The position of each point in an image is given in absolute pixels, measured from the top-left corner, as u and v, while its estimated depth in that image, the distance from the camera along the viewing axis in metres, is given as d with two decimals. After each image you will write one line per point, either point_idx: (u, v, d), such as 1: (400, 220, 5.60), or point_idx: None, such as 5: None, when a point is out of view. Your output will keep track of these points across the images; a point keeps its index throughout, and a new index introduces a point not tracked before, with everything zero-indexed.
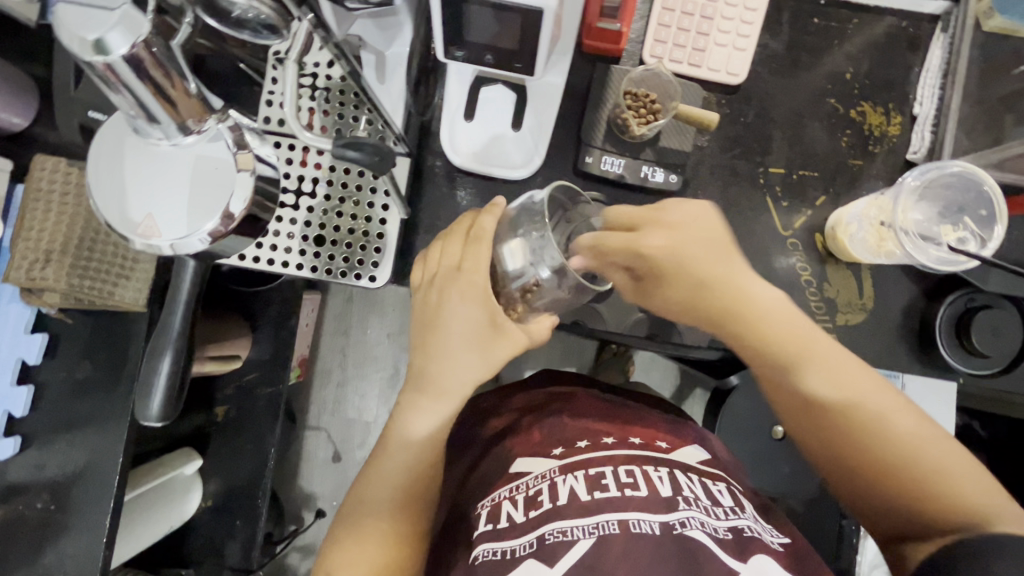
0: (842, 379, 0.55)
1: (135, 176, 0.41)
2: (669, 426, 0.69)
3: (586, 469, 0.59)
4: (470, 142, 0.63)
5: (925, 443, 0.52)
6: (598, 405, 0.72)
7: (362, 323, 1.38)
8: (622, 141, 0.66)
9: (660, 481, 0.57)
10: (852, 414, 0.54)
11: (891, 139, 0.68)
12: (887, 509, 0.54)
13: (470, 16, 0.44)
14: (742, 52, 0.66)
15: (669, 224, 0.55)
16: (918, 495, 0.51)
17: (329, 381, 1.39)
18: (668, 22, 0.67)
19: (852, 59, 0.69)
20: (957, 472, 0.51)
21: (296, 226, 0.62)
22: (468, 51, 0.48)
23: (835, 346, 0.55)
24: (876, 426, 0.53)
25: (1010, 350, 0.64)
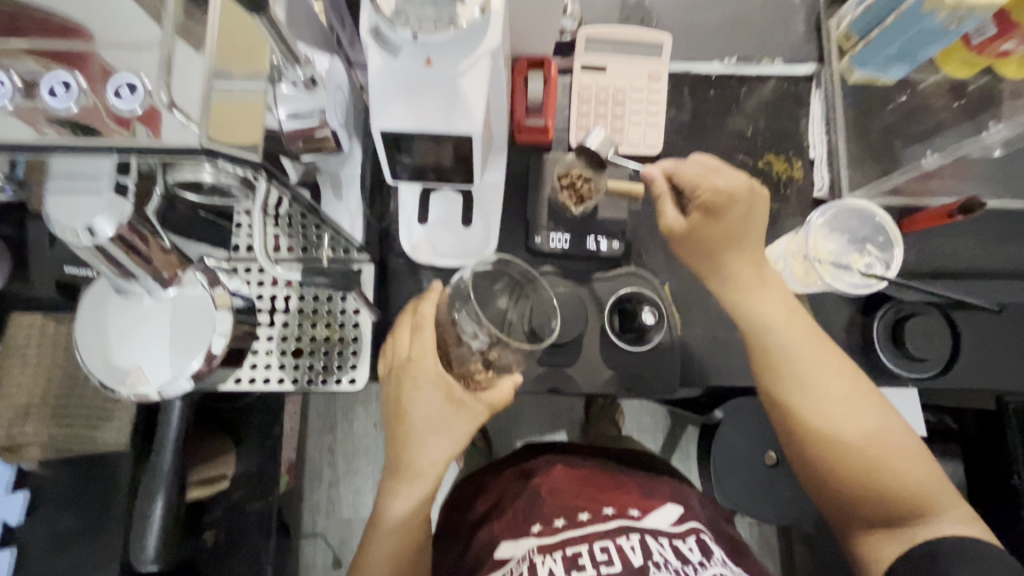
0: (833, 364, 0.62)
1: (123, 333, 0.45)
2: (642, 489, 0.75)
3: (563, 549, 0.64)
4: (427, 240, 0.69)
5: (892, 428, 0.62)
6: (574, 474, 0.77)
7: (348, 417, 1.38)
8: (564, 219, 0.73)
9: (633, 551, 0.63)
10: (842, 395, 0.62)
11: (798, 181, 0.77)
12: (866, 492, 0.61)
13: (409, 145, 0.50)
14: (655, 127, 0.76)
15: (718, 187, 0.62)
16: (889, 475, 0.60)
17: (320, 483, 1.36)
18: (587, 111, 0.76)
19: (749, 119, 0.79)
20: (913, 456, 0.61)
21: (273, 341, 0.66)
22: (413, 172, 0.54)
23: (831, 363, 0.63)
24: (858, 406, 0.62)
25: (942, 353, 0.70)
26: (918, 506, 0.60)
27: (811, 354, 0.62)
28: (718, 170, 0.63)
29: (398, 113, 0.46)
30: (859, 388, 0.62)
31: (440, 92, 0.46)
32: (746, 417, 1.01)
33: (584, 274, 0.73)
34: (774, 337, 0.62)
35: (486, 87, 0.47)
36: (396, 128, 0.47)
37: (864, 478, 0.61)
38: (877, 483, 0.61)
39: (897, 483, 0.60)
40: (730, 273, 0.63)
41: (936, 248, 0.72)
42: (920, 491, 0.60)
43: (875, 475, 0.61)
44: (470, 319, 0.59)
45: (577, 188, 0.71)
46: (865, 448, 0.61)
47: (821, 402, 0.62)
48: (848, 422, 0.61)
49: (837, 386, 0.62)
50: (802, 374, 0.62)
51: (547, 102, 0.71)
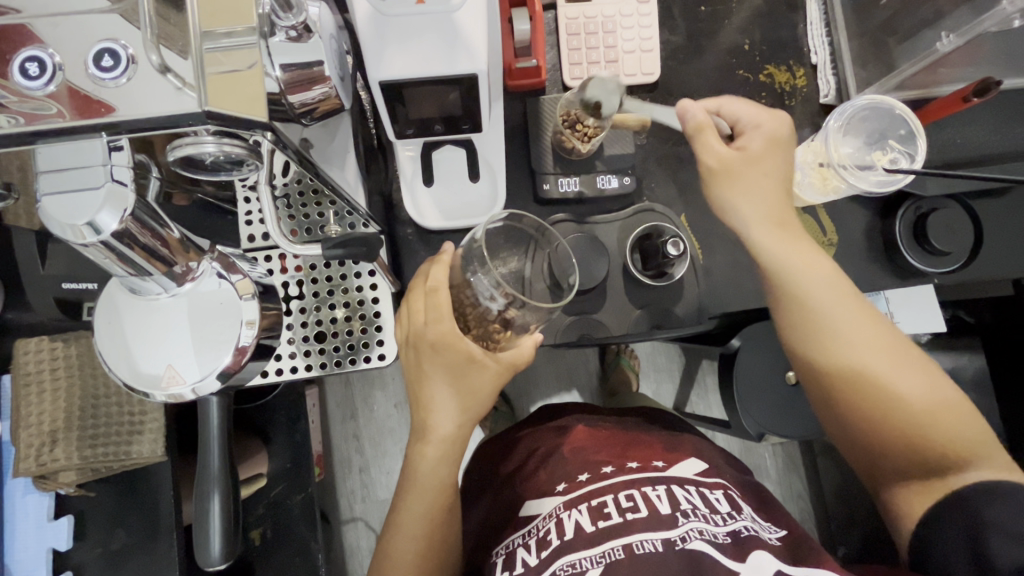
0: (867, 317, 0.60)
1: (142, 333, 0.42)
2: (666, 444, 0.76)
3: (589, 500, 0.65)
4: (435, 203, 0.68)
5: (933, 380, 0.59)
6: (598, 434, 0.77)
7: (367, 401, 1.38)
8: (570, 162, 0.70)
9: (659, 500, 0.63)
10: (879, 346, 0.60)
11: (802, 90, 0.75)
12: (908, 446, 0.59)
13: (410, 96, 0.47)
14: (650, 53, 0.72)
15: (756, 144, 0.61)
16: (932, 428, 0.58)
17: (352, 469, 1.37)
18: (578, 45, 0.72)
19: (744, 32, 0.76)
20: (954, 407, 0.59)
21: (294, 330, 0.63)
22: (416, 126, 0.51)
23: (860, 311, 0.60)
24: (897, 358, 0.60)
25: (966, 245, 0.70)
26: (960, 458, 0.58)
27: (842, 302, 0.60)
28: (757, 116, 0.62)
29: (397, 61, 0.43)
30: (890, 342, 0.60)
31: (436, 32, 0.42)
32: (764, 341, 1.01)
33: (598, 215, 0.72)
34: (805, 285, 0.61)
35: (485, 21, 0.43)
36: (396, 79, 0.43)
37: (904, 432, 0.59)
38: (919, 434, 0.58)
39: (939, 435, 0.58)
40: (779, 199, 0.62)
41: (950, 139, 0.71)
42: (958, 444, 0.58)
43: (901, 427, 0.59)
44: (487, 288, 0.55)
45: (581, 128, 0.66)
46: (906, 401, 0.58)
47: (854, 345, 0.60)
48: (881, 368, 0.59)
49: (872, 337, 0.60)
50: (834, 324, 0.60)
51: (536, 39, 0.68)
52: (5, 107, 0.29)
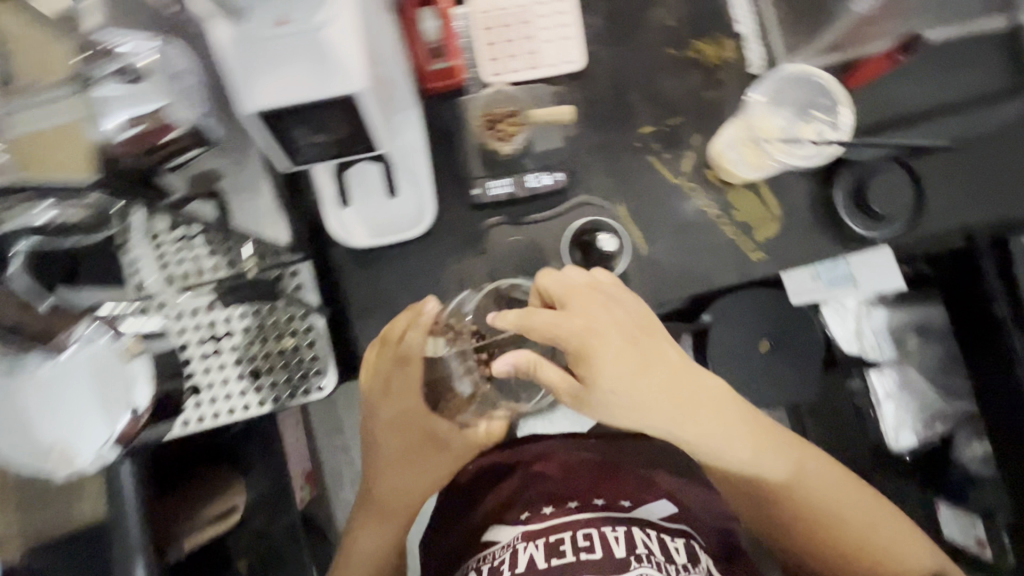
0: (761, 437, 0.62)
1: (27, 412, 0.40)
2: (638, 479, 0.73)
3: (545, 537, 0.62)
4: (361, 221, 0.65)
5: (827, 475, 0.64)
6: (573, 463, 0.74)
7: (353, 414, 1.36)
8: (498, 164, 0.68)
9: (616, 542, 0.61)
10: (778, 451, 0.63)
11: (732, 62, 0.72)
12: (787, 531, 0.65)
13: (290, 126, 0.43)
14: (569, 41, 0.69)
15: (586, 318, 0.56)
16: (820, 529, 0.63)
17: (344, 483, 1.36)
18: (494, 39, 0.69)
19: (668, 7, 0.73)
20: (850, 512, 0.63)
21: (227, 370, 0.61)
22: (305, 154, 0.47)
23: (761, 436, 0.62)
24: (787, 474, 0.63)
25: (906, 207, 0.69)
26: (859, 552, 0.62)
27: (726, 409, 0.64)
28: (592, 290, 0.58)
29: (265, 89, 0.39)
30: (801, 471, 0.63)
31: (306, 52, 0.39)
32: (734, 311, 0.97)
33: (533, 214, 0.69)
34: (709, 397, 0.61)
35: (359, 39, 0.40)
36: (268, 108, 0.40)
37: (809, 523, 0.63)
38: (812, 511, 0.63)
39: (836, 530, 0.62)
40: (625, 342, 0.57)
41: (884, 97, 0.70)
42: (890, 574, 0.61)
43: (807, 517, 0.63)
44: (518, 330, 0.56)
45: (505, 127, 0.68)
46: (815, 504, 0.63)
47: (781, 468, 0.62)
48: (812, 489, 0.63)
49: (765, 447, 0.62)
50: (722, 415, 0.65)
51: (447, 37, 0.66)
52: None
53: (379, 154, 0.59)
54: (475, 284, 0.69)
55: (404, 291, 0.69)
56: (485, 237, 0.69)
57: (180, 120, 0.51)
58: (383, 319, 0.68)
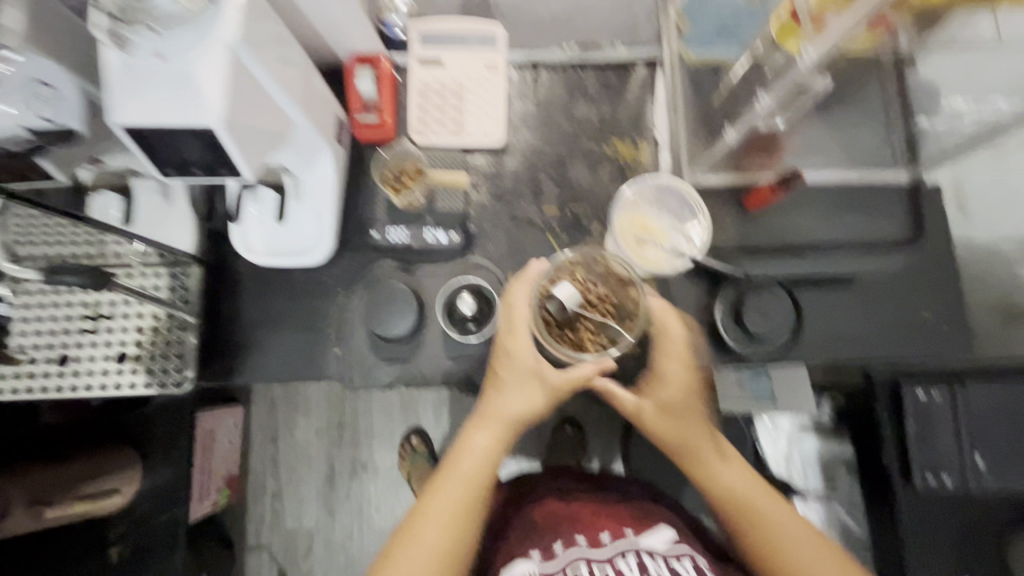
0: (789, 529, 0.63)
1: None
2: (632, 513, 0.75)
3: (563, 571, 0.65)
4: (259, 240, 0.70)
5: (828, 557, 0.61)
6: (567, 505, 0.76)
7: (288, 427, 1.37)
8: (400, 213, 0.73)
9: (632, 573, 0.63)
10: (752, 513, 0.64)
11: (644, 164, 0.77)
12: None
13: (157, 143, 0.49)
14: (493, 117, 0.76)
15: (519, 311, 0.62)
16: None
17: (262, 495, 1.35)
18: (424, 104, 0.76)
19: (595, 105, 0.79)
20: None
21: (100, 349, 0.67)
22: (175, 167, 0.52)
23: (691, 400, 0.69)
24: (774, 526, 0.63)
25: (780, 328, 0.70)
26: None
27: (757, 487, 0.66)
28: (527, 280, 0.63)
29: (132, 108, 0.46)
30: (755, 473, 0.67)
31: (174, 85, 0.46)
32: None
33: (424, 264, 0.73)
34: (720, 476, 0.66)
35: (224, 81, 0.46)
36: (132, 124, 0.46)
37: None
38: None
39: None
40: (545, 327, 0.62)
41: (777, 224, 0.73)
42: None
43: (737, 502, 0.65)
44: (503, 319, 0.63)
45: (405, 178, 0.72)
46: (779, 540, 0.62)
47: (790, 534, 0.62)
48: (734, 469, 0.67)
49: (789, 529, 0.62)
50: (743, 492, 0.65)
51: (382, 94, 0.73)
52: None
53: (281, 162, 0.65)
54: (353, 319, 0.72)
55: (292, 311, 0.73)
56: (372, 274, 0.73)
57: (33, 124, 0.52)
58: (263, 334, 0.72)
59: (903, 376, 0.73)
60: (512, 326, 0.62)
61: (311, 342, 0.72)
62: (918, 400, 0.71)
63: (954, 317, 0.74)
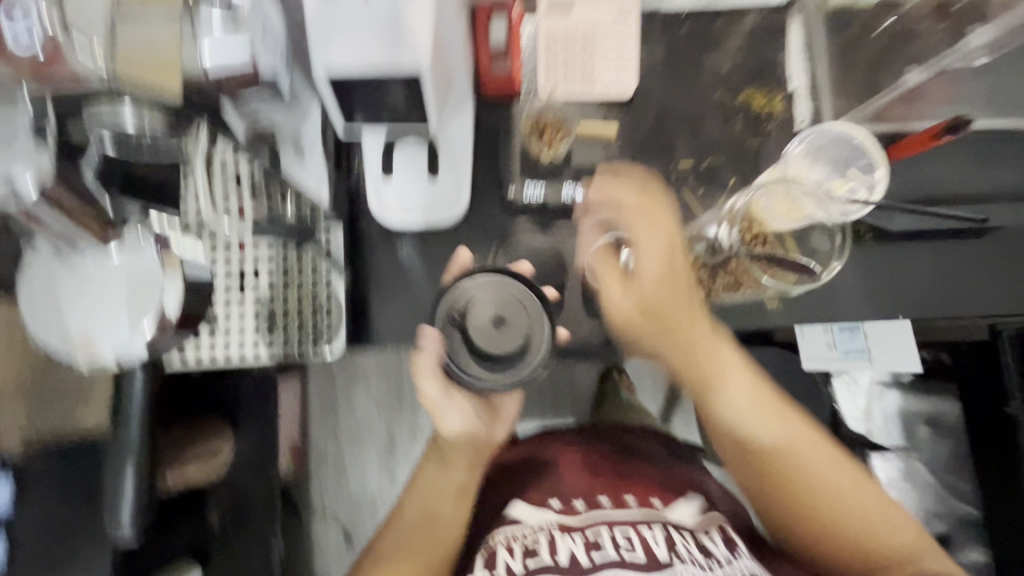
0: (796, 442, 0.75)
1: (90, 289, 0.45)
2: (661, 482, 0.79)
3: (583, 533, 0.66)
4: (396, 198, 0.67)
5: (838, 489, 0.73)
6: (589, 461, 0.81)
7: (348, 397, 1.38)
8: (536, 171, 0.72)
9: (656, 541, 0.64)
10: (761, 455, 0.75)
11: (779, 116, 0.74)
12: (785, 526, 0.75)
13: (355, 88, 0.47)
14: (627, 67, 0.73)
15: (637, 244, 0.69)
16: (812, 514, 0.73)
17: (327, 461, 1.37)
18: (555, 54, 0.72)
19: (726, 54, 0.76)
20: (848, 500, 0.72)
21: (247, 309, 0.64)
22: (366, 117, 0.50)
23: (728, 384, 0.74)
24: (788, 457, 0.74)
25: (514, 345, 0.62)
26: (825, 512, 0.72)
27: (772, 421, 0.75)
28: (645, 211, 0.67)
29: (339, 49, 0.43)
30: (728, 339, 0.72)
31: (382, 24, 0.43)
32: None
33: (558, 224, 0.72)
34: (761, 432, 0.75)
35: (432, 18, 0.43)
36: (340, 70, 0.44)
37: (783, 494, 0.74)
38: (829, 513, 0.72)
39: (829, 517, 0.72)
40: (645, 304, 0.69)
41: (921, 174, 0.71)
42: (847, 510, 0.72)
43: (746, 452, 0.76)
44: (598, 185, 0.68)
45: (549, 133, 0.73)
46: (804, 475, 0.74)
47: (812, 458, 0.74)
48: (753, 429, 0.75)
49: (807, 449, 0.74)
50: (763, 441, 0.75)
51: (512, 45, 0.69)
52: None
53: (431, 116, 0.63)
54: None
55: (424, 275, 0.72)
56: (512, 238, 0.71)
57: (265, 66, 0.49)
58: (398, 297, 0.71)
59: None
60: (601, 198, 0.69)
61: None
62: None
63: None
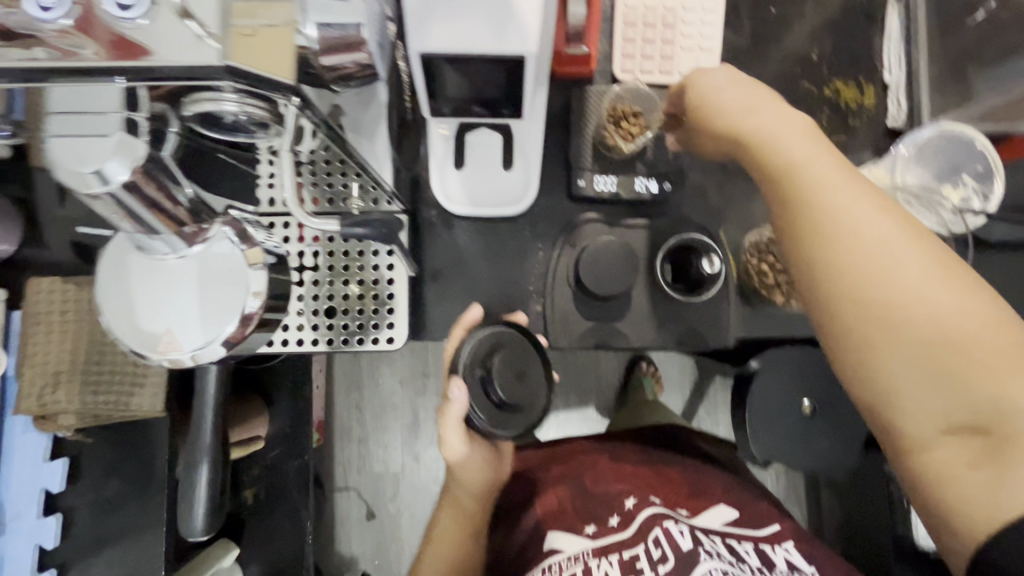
0: (931, 299, 0.41)
1: (170, 285, 0.42)
2: (691, 485, 0.76)
3: (619, 553, 0.64)
4: (462, 189, 0.65)
5: (964, 313, 0.40)
6: (612, 465, 0.78)
7: (375, 375, 1.36)
8: (608, 160, 0.67)
9: (681, 535, 0.64)
10: (824, 255, 0.44)
11: (869, 110, 0.69)
12: (904, 378, 0.41)
13: (450, 74, 0.43)
14: (709, 53, 0.68)
15: (749, 108, 0.52)
16: (944, 347, 0.40)
17: (350, 439, 1.35)
18: (633, 36, 0.68)
19: (815, 41, 0.70)
20: (952, 308, 0.41)
21: (306, 302, 0.62)
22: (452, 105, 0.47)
23: (839, 288, 0.43)
24: (845, 245, 0.44)
25: (531, 396, 0.60)
26: (953, 354, 0.40)
27: (926, 279, 0.41)
28: (762, 108, 0.52)
29: (438, 30, 0.39)
30: (931, 245, 0.43)
31: (489, 4, 0.39)
32: (780, 371, 0.97)
33: (626, 218, 0.68)
34: (885, 266, 0.42)
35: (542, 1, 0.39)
36: (438, 53, 0.40)
37: (913, 340, 0.41)
38: (931, 329, 0.40)
39: (984, 397, 0.38)
40: (813, 134, 0.49)
41: (1020, 180, 0.67)
42: (964, 339, 0.40)
43: (893, 324, 0.41)
44: (700, 143, 0.58)
45: (627, 124, 0.66)
46: (881, 267, 0.42)
47: (956, 305, 0.41)
48: (906, 387, 0.41)
49: (951, 309, 0.40)
50: (891, 309, 0.41)
51: (591, 26, 0.65)
52: (43, 40, 0.28)
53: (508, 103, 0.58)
54: (555, 277, 0.67)
55: (484, 266, 0.69)
56: (579, 230, 0.67)
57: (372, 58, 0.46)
58: (457, 290, 0.69)
59: None
60: (726, 127, 0.53)
61: (506, 298, 0.69)
62: None
63: None
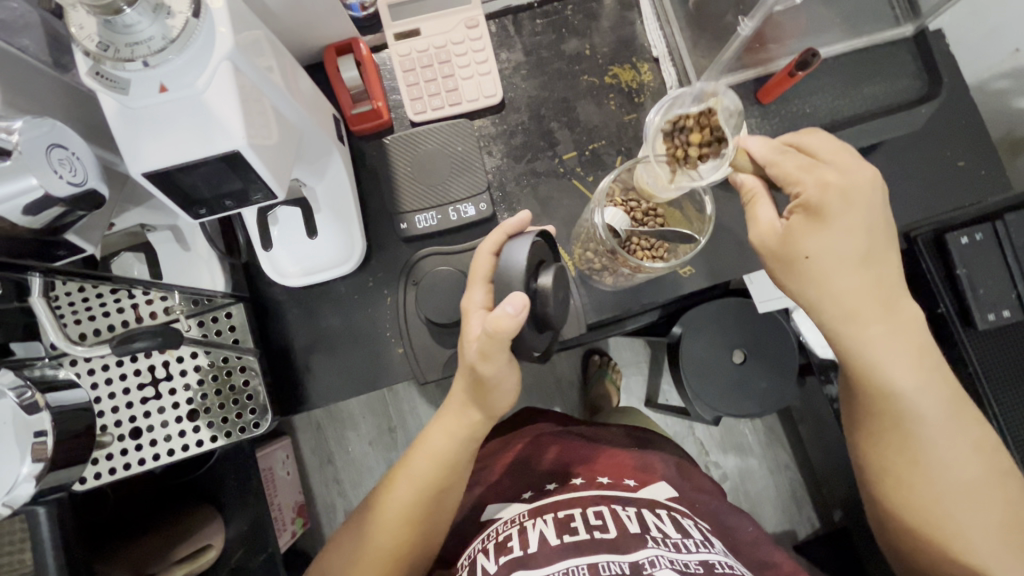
0: (945, 437, 0.54)
1: None
2: (641, 459, 0.75)
3: (554, 513, 0.63)
4: (292, 263, 0.68)
5: (960, 471, 0.54)
6: (567, 441, 0.77)
7: (341, 444, 1.33)
8: (426, 196, 0.71)
9: (628, 519, 0.61)
10: (889, 409, 0.55)
11: (649, 86, 0.75)
12: (875, 460, 0.58)
13: (186, 180, 0.46)
14: (487, 76, 0.73)
15: (853, 263, 0.52)
16: (926, 494, 0.55)
17: (337, 516, 1.31)
18: (414, 80, 0.72)
19: (584, 37, 0.76)
20: (943, 456, 0.54)
21: (166, 413, 0.64)
22: (209, 206, 0.50)
23: (872, 408, 0.56)
24: (917, 448, 0.55)
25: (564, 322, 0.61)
26: (936, 509, 0.55)
27: (949, 423, 0.54)
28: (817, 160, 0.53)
29: (151, 153, 0.43)
30: (930, 352, 0.54)
31: (186, 118, 0.43)
32: (704, 325, 1.01)
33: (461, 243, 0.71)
34: (911, 403, 0.54)
35: (236, 96, 0.43)
36: (159, 168, 0.43)
37: (880, 419, 0.56)
38: (930, 493, 0.55)
39: (929, 490, 0.55)
40: (867, 260, 0.53)
41: (797, 108, 0.72)
42: (922, 445, 0.54)
43: (891, 423, 0.55)
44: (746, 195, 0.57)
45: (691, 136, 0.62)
46: (929, 454, 0.54)
47: (937, 412, 0.54)
48: (939, 457, 0.54)
49: (958, 424, 0.54)
50: (928, 432, 0.54)
51: (369, 84, 0.70)
52: None
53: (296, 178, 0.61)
54: (409, 316, 0.70)
55: (341, 325, 0.71)
56: (416, 267, 0.70)
57: (64, 194, 0.44)
58: (325, 355, 0.71)
59: (942, 228, 0.74)
60: (781, 177, 0.54)
61: (371, 348, 0.71)
62: (962, 245, 0.72)
63: (984, 159, 0.74)
